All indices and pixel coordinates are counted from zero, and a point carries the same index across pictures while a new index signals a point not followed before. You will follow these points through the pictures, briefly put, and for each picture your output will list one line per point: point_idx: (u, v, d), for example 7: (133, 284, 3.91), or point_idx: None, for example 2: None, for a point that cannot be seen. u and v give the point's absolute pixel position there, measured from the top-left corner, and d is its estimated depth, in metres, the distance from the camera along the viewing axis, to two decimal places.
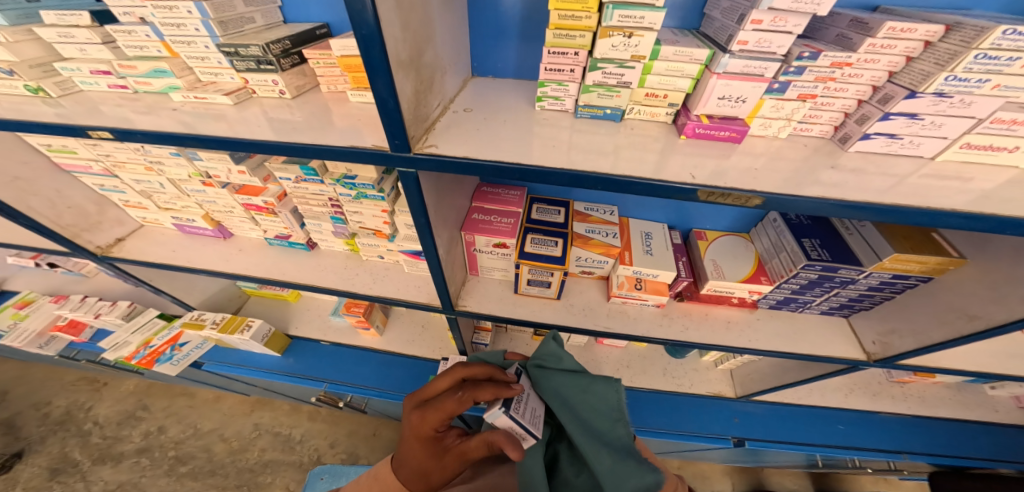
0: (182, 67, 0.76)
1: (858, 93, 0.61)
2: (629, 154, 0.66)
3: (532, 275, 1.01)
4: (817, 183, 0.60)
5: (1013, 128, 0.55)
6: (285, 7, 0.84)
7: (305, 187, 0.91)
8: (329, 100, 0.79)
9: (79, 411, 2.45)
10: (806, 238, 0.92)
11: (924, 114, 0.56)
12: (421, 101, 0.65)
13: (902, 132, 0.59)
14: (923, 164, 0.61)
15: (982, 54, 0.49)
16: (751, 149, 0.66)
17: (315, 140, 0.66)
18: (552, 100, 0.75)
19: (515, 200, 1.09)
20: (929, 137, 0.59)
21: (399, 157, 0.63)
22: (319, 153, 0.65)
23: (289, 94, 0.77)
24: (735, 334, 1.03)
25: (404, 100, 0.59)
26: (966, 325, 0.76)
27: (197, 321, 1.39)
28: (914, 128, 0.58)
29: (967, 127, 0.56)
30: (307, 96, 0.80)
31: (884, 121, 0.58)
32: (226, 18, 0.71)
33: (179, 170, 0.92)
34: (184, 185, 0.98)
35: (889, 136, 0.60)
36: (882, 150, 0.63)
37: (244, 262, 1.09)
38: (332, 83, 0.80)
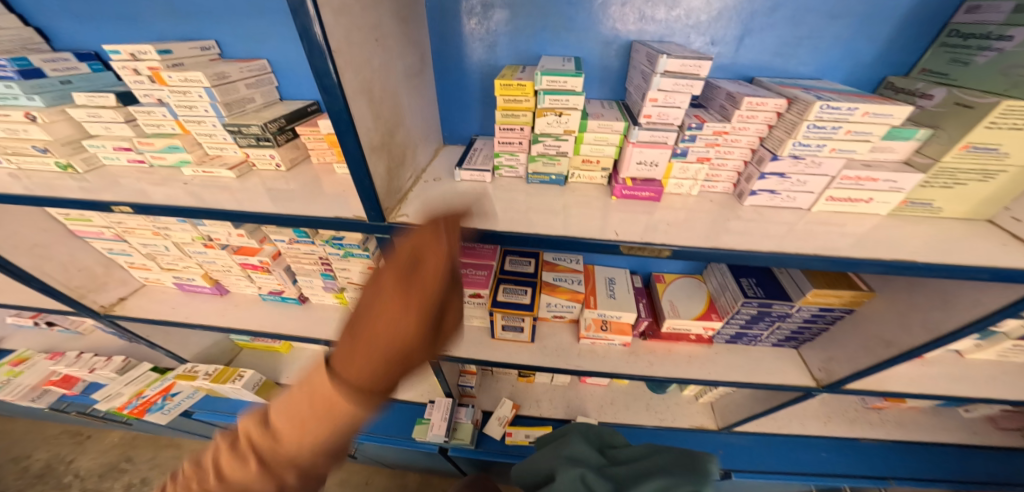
0: (193, 142, 0.88)
1: (742, 154, 0.74)
2: (578, 212, 0.78)
3: (505, 321, 1.10)
4: (727, 234, 0.71)
5: (862, 183, 0.67)
6: (282, 87, 0.99)
7: (297, 247, 0.98)
8: (318, 172, 0.90)
9: (59, 464, 2.41)
10: (743, 277, 1.02)
11: (789, 173, 0.69)
12: (394, 176, 0.77)
13: (778, 188, 0.72)
14: (802, 214, 0.73)
15: (812, 124, 0.62)
16: (670, 206, 0.78)
17: (301, 210, 0.76)
18: (507, 169, 0.87)
19: (489, 253, 1.15)
20: (800, 192, 0.72)
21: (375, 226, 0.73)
22: (300, 221, 0.75)
23: (284, 166, 0.90)
24: (696, 367, 1.10)
25: (375, 175, 0.68)
26: (884, 351, 0.84)
27: (189, 372, 1.41)
28: (785, 185, 0.70)
29: (824, 183, 0.69)
30: (299, 167, 0.92)
31: (762, 179, 0.70)
32: (230, 101, 0.85)
33: (183, 234, 0.99)
34: (187, 248, 1.05)
35: (771, 192, 0.72)
36: (769, 204, 0.75)
37: (236, 317, 1.15)
38: (320, 155, 0.92)
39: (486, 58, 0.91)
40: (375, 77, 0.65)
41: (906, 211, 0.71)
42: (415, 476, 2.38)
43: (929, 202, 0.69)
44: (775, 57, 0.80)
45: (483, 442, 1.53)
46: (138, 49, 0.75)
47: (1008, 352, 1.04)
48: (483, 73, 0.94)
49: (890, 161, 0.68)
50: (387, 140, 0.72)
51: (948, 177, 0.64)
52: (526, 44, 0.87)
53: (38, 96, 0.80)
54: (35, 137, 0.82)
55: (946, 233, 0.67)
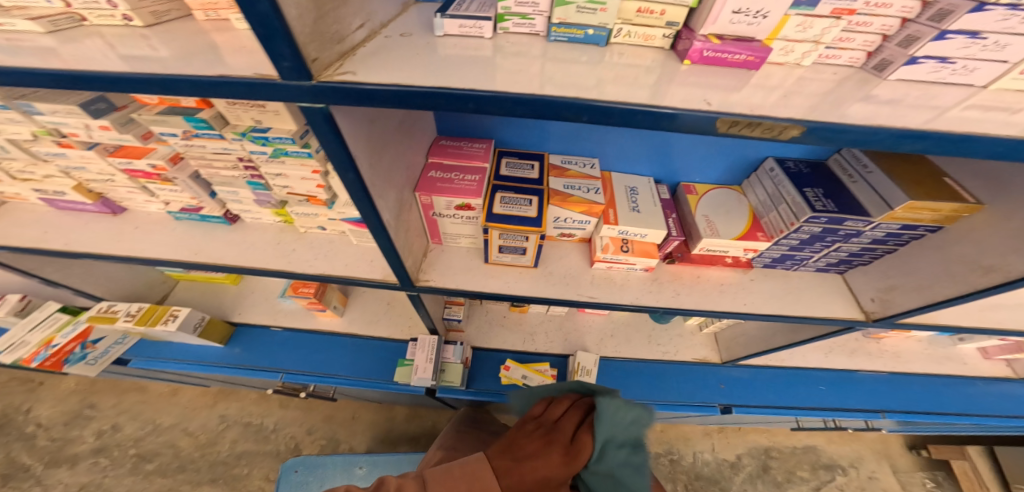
0: None
1: (903, 9, 0.49)
2: (615, 90, 0.51)
3: (503, 241, 0.86)
4: (852, 114, 0.48)
5: None
6: None
7: (200, 146, 0.67)
8: (207, 31, 0.54)
9: (15, 415, 2.22)
10: (808, 188, 0.80)
11: (987, 31, 0.46)
12: (326, 6, 0.44)
13: (956, 54, 0.48)
14: (974, 94, 0.51)
15: None
16: (766, 81, 0.53)
17: (173, 70, 0.46)
18: (518, 19, 0.59)
19: (481, 153, 0.92)
20: (986, 61, 0.49)
21: (292, 88, 0.43)
22: (173, 87, 0.45)
23: (139, 21, 0.53)
24: (728, 297, 0.92)
25: (304, 36, 0.41)
26: (981, 279, 0.67)
27: (107, 314, 1.17)
28: (973, 50, 0.48)
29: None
30: (171, 26, 0.55)
31: (942, 40, 0.47)
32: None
33: (16, 127, 0.66)
34: (33, 147, 0.72)
35: (940, 60, 0.49)
36: (927, 79, 0.52)
37: (142, 242, 0.86)
38: (210, 6, 0.54)
39: None
40: None
41: None
42: (402, 409, 2.37)
43: None
44: None
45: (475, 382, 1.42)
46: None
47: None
48: None
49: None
50: None
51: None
52: None
53: None
54: None
55: None
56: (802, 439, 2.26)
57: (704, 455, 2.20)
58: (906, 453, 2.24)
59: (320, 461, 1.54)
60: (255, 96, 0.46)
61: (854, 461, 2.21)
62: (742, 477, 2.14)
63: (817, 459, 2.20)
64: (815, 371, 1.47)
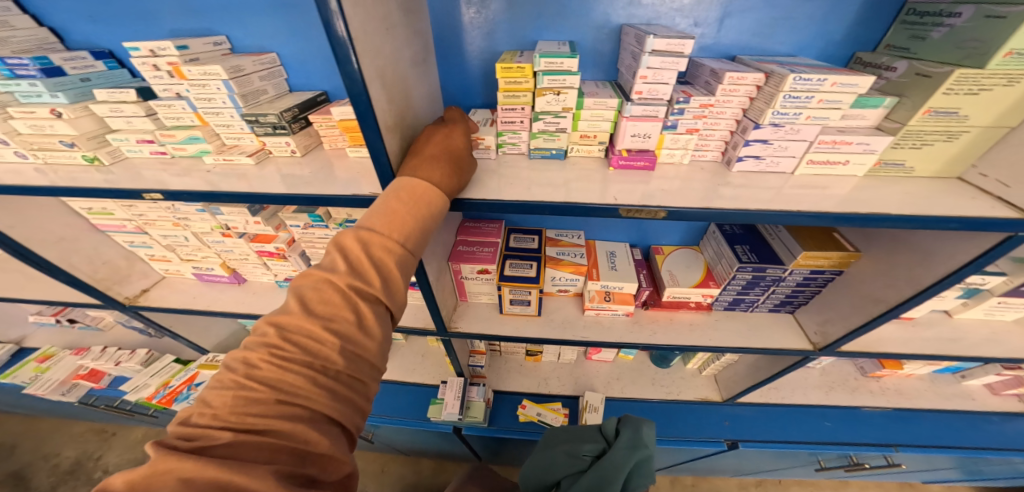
0: (211, 134, 0.88)
1: (728, 125, 0.84)
2: (578, 186, 0.83)
3: (513, 295, 1.12)
4: (725, 195, 0.79)
5: (839, 147, 0.78)
6: (290, 78, 1.00)
7: (313, 232, 1.01)
8: (331, 156, 0.92)
9: (88, 461, 2.55)
10: (738, 245, 1.06)
11: (771, 139, 0.79)
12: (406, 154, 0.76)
13: (763, 153, 0.82)
14: (787, 178, 0.83)
15: (789, 95, 0.73)
16: (664, 175, 0.86)
17: (321, 191, 0.80)
18: (511, 145, 0.93)
19: (494, 231, 1.21)
20: (783, 157, 0.82)
21: None
22: (327, 202, 0.79)
23: (299, 152, 0.91)
24: (697, 334, 1.11)
25: (394, 162, 0.72)
26: (874, 307, 0.88)
27: (212, 362, 1.47)
28: (770, 150, 0.81)
29: (804, 147, 0.80)
30: (313, 153, 0.93)
31: (747, 145, 0.81)
32: (248, 93, 0.85)
33: (202, 224, 1.03)
34: (206, 238, 1.09)
35: (756, 157, 0.83)
36: (756, 169, 0.85)
37: (257, 304, 1.20)
38: (333, 141, 0.93)
39: (486, 45, 0.94)
40: (386, 64, 0.66)
41: (881, 172, 0.81)
42: (430, 463, 2.47)
43: (901, 163, 0.79)
44: (754, 37, 0.88)
45: (495, 420, 1.59)
46: (157, 45, 0.77)
47: (994, 310, 1.11)
48: (484, 61, 0.96)
49: (863, 127, 0.78)
50: (401, 121, 0.74)
51: (915, 138, 0.74)
52: (523, 31, 0.91)
53: (61, 94, 0.81)
54: (62, 133, 0.84)
55: (920, 189, 0.76)
56: None
57: None
58: None
59: None
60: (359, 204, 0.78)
61: None
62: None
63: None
64: (820, 408, 1.52)
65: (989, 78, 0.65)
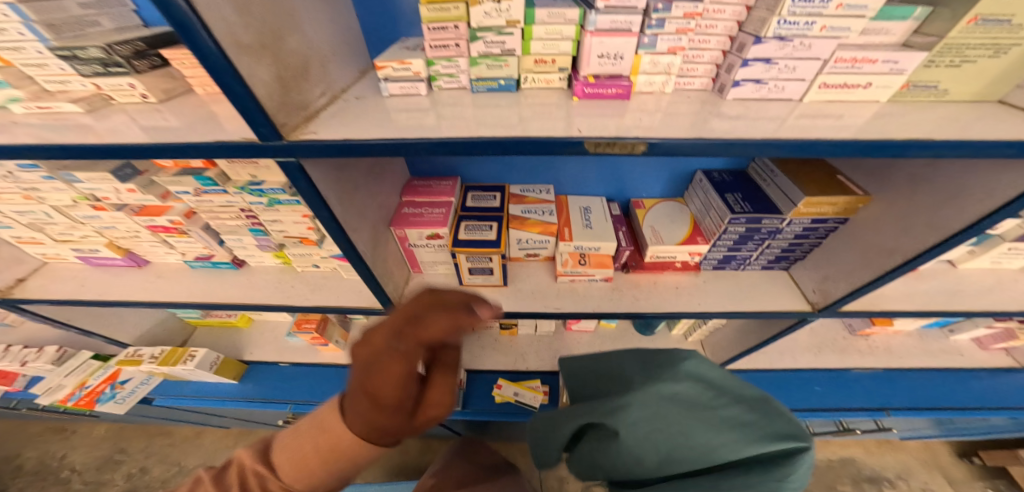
0: (20, 76, 0.68)
1: (720, 43, 0.66)
2: (537, 123, 0.64)
3: (471, 263, 0.96)
4: (716, 128, 0.61)
5: (859, 65, 0.60)
6: (141, 10, 0.80)
7: (209, 200, 0.82)
8: (208, 102, 0.71)
9: (52, 461, 2.39)
10: (729, 194, 0.90)
11: (776, 58, 0.61)
12: (290, 88, 0.59)
13: (764, 77, 0.64)
14: (794, 106, 0.66)
15: None
16: (643, 107, 0.68)
17: (187, 138, 0.60)
18: (447, 78, 0.72)
19: (447, 190, 1.03)
20: (789, 80, 0.64)
21: (272, 148, 0.57)
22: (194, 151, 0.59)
23: (152, 98, 0.70)
24: (684, 298, 0.98)
25: (265, 98, 0.54)
26: (887, 260, 0.74)
27: (133, 358, 1.31)
28: (773, 73, 0.63)
29: (816, 68, 0.62)
30: (178, 100, 0.72)
31: (745, 67, 0.63)
32: (58, 21, 0.64)
33: (60, 195, 0.84)
34: (74, 212, 0.89)
35: (756, 81, 0.65)
36: (755, 96, 0.67)
37: (164, 289, 1.02)
38: (205, 84, 0.71)
39: None
40: None
41: (907, 97, 0.64)
42: (416, 442, 2.40)
43: (933, 85, 0.62)
44: None
45: (470, 402, 1.48)
46: None
47: (1002, 258, 0.96)
48: None
49: (887, 45, 0.62)
50: (267, 38, 0.54)
51: (955, 53, 0.57)
52: None
53: None
54: None
55: (957, 114, 0.61)
56: (837, 450, 2.13)
57: None
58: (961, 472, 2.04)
59: None
60: (241, 153, 0.59)
61: (903, 473, 2.05)
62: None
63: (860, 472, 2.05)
64: (810, 372, 1.43)
65: None
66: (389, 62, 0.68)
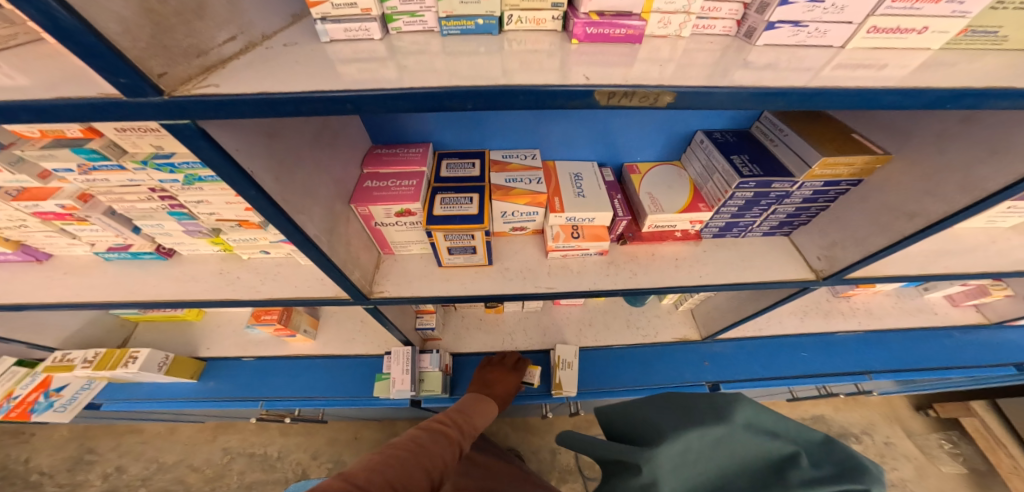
0: None
1: None
2: (522, 78, 0.51)
3: (450, 242, 0.84)
4: (737, 81, 0.51)
5: (918, 6, 0.51)
6: None
7: (103, 179, 0.64)
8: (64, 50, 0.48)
9: (17, 465, 2.19)
10: (735, 155, 0.82)
11: None
12: (170, 27, 0.41)
13: (805, 18, 0.54)
14: (835, 54, 0.56)
15: None
16: (657, 55, 0.56)
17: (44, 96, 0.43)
18: (407, 18, 0.58)
19: (418, 158, 0.89)
20: (834, 24, 0.54)
21: (148, 107, 0.41)
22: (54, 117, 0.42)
23: None
24: (684, 271, 0.91)
25: (123, 43, 0.37)
26: (906, 225, 0.68)
27: (63, 363, 1.15)
28: (817, 13, 0.53)
29: (868, 7, 0.51)
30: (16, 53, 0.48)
31: (785, 5, 0.52)
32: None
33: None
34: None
35: (793, 24, 0.54)
36: (790, 42, 0.57)
37: (76, 286, 0.85)
38: None
39: None
40: None
41: (961, 44, 0.56)
42: (405, 423, 2.35)
43: (994, 30, 0.54)
44: None
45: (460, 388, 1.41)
46: None
47: (997, 217, 0.94)
48: None
49: None
50: None
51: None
52: None
53: None
54: None
55: (1018, 63, 0.53)
56: (809, 409, 2.25)
57: None
58: (912, 418, 2.23)
59: None
60: (127, 117, 0.43)
61: (866, 428, 2.19)
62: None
63: (829, 429, 2.18)
64: (799, 338, 1.45)
65: None
66: None
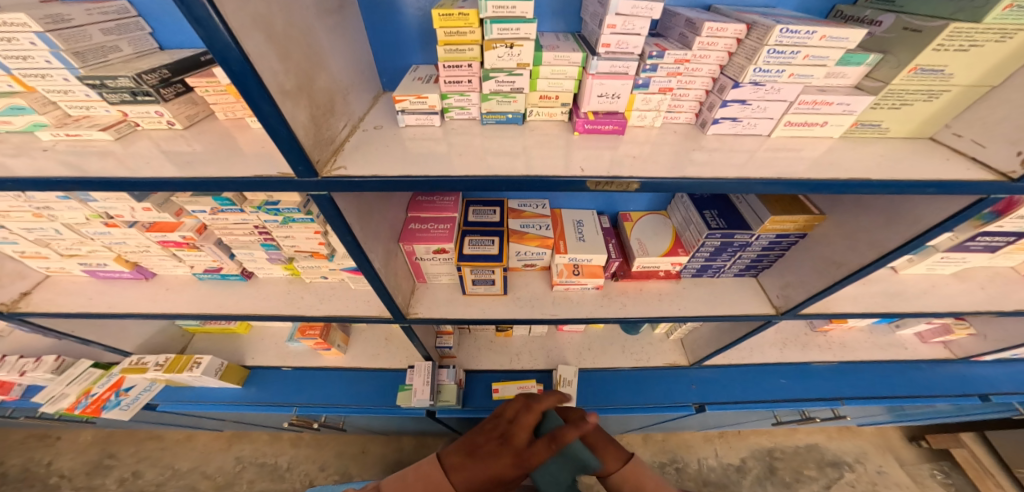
0: (43, 101, 0.73)
1: (703, 85, 0.76)
2: (538, 152, 0.73)
3: (475, 275, 1.03)
4: (698, 160, 0.71)
5: (818, 107, 0.71)
6: (157, 33, 0.87)
7: (224, 218, 0.89)
8: (229, 129, 0.79)
9: (38, 467, 2.35)
10: (707, 210, 1.02)
11: (751, 99, 0.71)
12: (322, 125, 0.66)
13: (740, 115, 0.74)
14: (763, 140, 0.77)
15: (773, 49, 0.64)
16: (635, 139, 0.78)
17: (218, 173, 0.66)
18: (458, 109, 0.80)
19: (451, 205, 1.10)
20: (760, 119, 0.75)
21: (307, 183, 0.63)
22: (224, 185, 0.65)
23: (179, 124, 0.78)
24: (667, 303, 1.09)
25: (303, 140, 0.60)
26: (837, 272, 0.86)
27: (137, 366, 1.34)
28: (748, 111, 0.73)
29: (783, 108, 0.73)
30: (200, 125, 0.80)
31: (724, 107, 0.73)
32: (82, 49, 0.71)
33: (74, 213, 0.90)
34: (83, 229, 0.96)
35: (733, 119, 0.75)
36: (732, 131, 0.77)
37: (174, 301, 1.08)
38: (228, 110, 0.80)
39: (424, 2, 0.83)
40: (273, 11, 0.54)
41: (856, 133, 0.76)
42: (410, 439, 2.48)
43: (877, 123, 0.74)
44: None
45: (470, 401, 1.56)
46: None
47: (936, 265, 1.10)
48: (423, 13, 0.84)
49: (843, 86, 0.72)
50: (304, 83, 0.61)
51: (896, 98, 0.69)
52: None
53: None
54: None
55: (896, 151, 0.72)
56: (802, 437, 2.33)
57: (709, 461, 2.26)
58: (905, 450, 2.29)
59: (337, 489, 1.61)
60: (280, 187, 0.65)
61: (858, 457, 2.26)
62: (750, 479, 2.19)
63: (822, 457, 2.26)
64: (777, 366, 1.59)
65: (981, 33, 0.60)
66: (407, 96, 0.75)
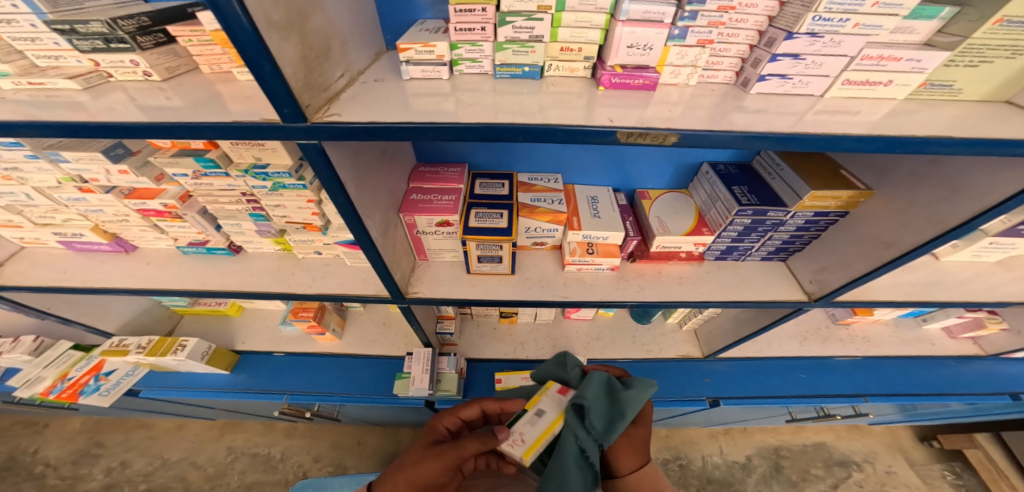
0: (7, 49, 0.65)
1: (748, 38, 0.67)
2: (558, 109, 0.64)
3: (481, 251, 0.95)
4: (735, 121, 0.63)
5: (884, 63, 0.63)
6: None
7: (208, 184, 0.80)
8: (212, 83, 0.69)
9: (23, 455, 2.27)
10: (736, 186, 0.93)
11: (804, 54, 0.63)
12: (314, 68, 0.57)
13: (790, 72, 0.66)
14: (815, 101, 0.68)
15: None
16: (667, 99, 0.68)
17: (195, 118, 0.58)
18: (469, 62, 0.71)
19: (456, 177, 1.01)
20: (813, 77, 0.66)
21: (293, 130, 0.55)
22: (201, 132, 0.57)
23: (157, 76, 0.68)
24: (688, 288, 1.00)
25: (292, 80, 0.52)
26: (884, 253, 0.79)
27: (117, 347, 1.27)
28: (800, 68, 0.65)
29: (842, 64, 0.64)
30: (182, 79, 0.71)
31: (773, 62, 0.64)
32: None
33: (44, 176, 0.81)
34: (55, 194, 0.87)
35: (781, 76, 0.66)
36: (778, 91, 0.69)
37: (155, 276, 1.00)
38: (212, 62, 0.71)
39: None
40: None
41: (923, 94, 0.68)
42: (409, 431, 2.40)
43: (949, 84, 0.65)
44: None
45: (471, 391, 1.48)
46: None
47: (982, 251, 1.03)
48: None
49: (911, 44, 0.64)
50: (294, 16, 0.52)
51: (974, 55, 0.60)
52: None
53: None
54: None
55: (970, 113, 0.64)
56: (810, 436, 2.27)
57: (714, 458, 2.19)
58: (917, 449, 2.23)
59: (328, 482, 1.53)
60: (264, 134, 0.57)
61: (868, 456, 2.20)
62: (756, 478, 2.13)
63: (830, 455, 2.20)
64: (796, 360, 1.52)
65: None
66: (413, 44, 0.67)
